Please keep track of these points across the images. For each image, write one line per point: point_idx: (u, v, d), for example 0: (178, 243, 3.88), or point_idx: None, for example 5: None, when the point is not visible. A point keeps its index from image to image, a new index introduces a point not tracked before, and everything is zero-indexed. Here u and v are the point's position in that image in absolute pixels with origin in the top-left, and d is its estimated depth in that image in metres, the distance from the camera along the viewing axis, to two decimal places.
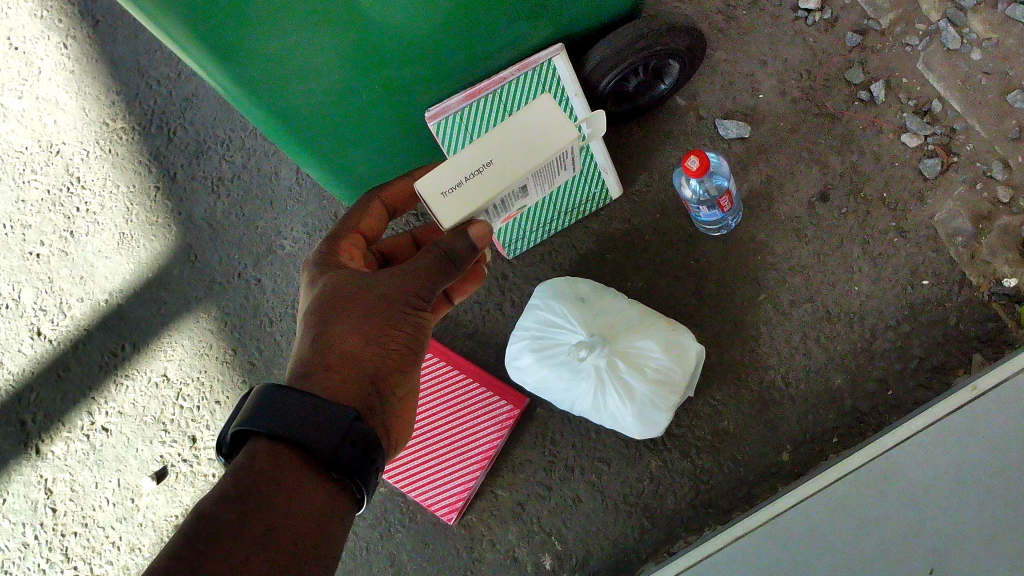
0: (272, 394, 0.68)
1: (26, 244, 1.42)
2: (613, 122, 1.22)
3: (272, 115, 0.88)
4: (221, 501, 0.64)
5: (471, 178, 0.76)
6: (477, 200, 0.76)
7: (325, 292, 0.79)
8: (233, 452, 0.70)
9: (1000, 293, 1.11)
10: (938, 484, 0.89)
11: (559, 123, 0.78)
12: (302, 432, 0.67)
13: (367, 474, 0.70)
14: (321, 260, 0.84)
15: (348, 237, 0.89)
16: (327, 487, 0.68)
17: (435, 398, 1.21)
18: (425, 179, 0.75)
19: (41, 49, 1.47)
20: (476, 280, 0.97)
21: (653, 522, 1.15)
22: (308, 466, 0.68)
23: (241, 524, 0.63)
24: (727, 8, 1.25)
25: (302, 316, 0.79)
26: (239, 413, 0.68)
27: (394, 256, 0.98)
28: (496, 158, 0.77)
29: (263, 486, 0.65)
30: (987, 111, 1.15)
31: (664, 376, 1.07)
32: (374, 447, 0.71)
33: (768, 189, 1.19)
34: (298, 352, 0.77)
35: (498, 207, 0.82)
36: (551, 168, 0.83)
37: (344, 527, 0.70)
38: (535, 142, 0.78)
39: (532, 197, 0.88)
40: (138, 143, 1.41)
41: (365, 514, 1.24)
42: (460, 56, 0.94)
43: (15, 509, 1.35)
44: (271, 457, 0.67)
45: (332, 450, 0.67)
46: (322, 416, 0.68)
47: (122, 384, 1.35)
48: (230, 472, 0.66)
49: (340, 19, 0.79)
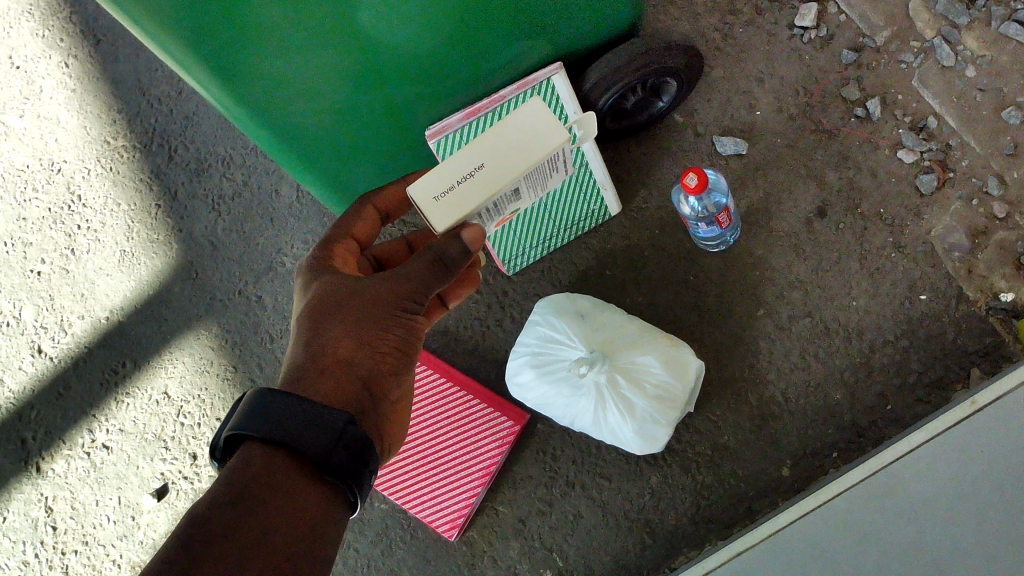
0: (265, 398, 0.68)
1: (27, 262, 1.43)
2: (612, 138, 1.23)
3: (272, 134, 0.89)
4: (216, 505, 0.65)
5: (462, 182, 0.77)
6: (469, 203, 0.77)
7: (317, 296, 0.79)
8: (227, 456, 0.71)
9: (998, 308, 1.12)
10: (936, 503, 0.89)
11: (549, 124, 0.79)
12: (295, 435, 0.67)
13: (360, 477, 0.70)
14: (314, 265, 0.85)
15: (342, 242, 0.89)
16: (320, 490, 0.68)
17: (435, 414, 1.22)
18: (417, 185, 0.76)
19: (42, 68, 1.48)
20: (471, 283, 0.97)
21: (654, 537, 1.16)
22: (301, 470, 0.68)
23: (235, 527, 0.64)
24: (724, 26, 1.26)
25: (296, 319, 0.80)
26: (232, 418, 0.69)
27: (388, 260, 0.98)
28: (487, 161, 0.77)
29: (257, 489, 0.66)
30: (983, 128, 1.16)
31: (665, 392, 1.08)
32: (368, 450, 0.71)
33: (766, 205, 1.20)
34: (292, 357, 0.78)
35: (491, 211, 0.82)
36: (543, 171, 0.83)
37: (341, 529, 0.70)
38: (527, 143, 0.78)
39: (524, 201, 0.88)
40: (138, 162, 1.42)
41: (367, 530, 1.25)
42: (459, 76, 0.96)
43: (15, 527, 1.35)
44: (264, 461, 0.67)
45: (324, 453, 0.67)
46: (315, 419, 0.68)
47: (122, 402, 1.35)
48: (225, 476, 0.67)
49: (342, 39, 0.80)
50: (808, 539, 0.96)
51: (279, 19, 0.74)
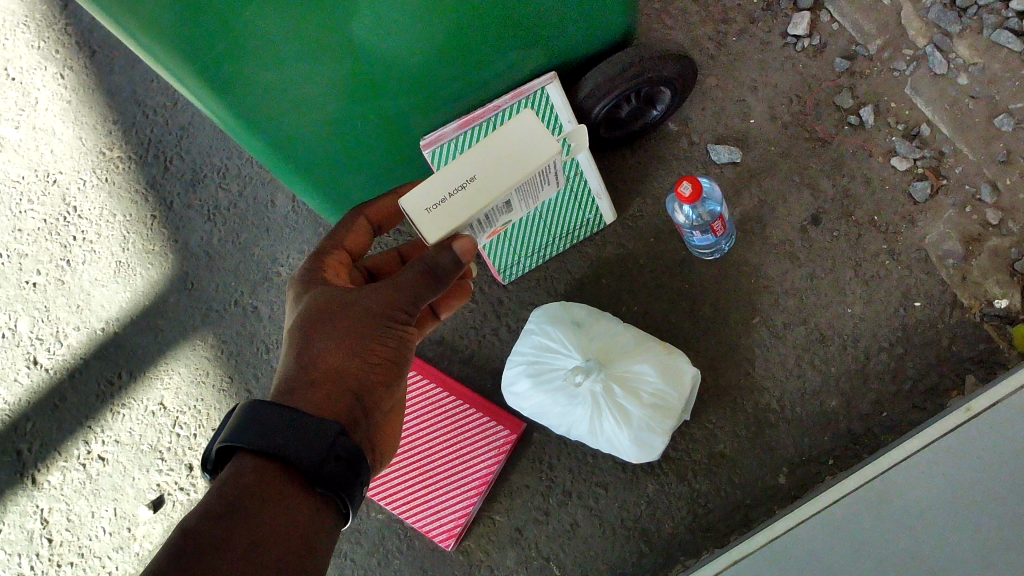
0: (256, 410, 0.68)
1: (22, 273, 1.42)
2: (606, 146, 1.24)
3: (266, 144, 0.89)
4: (206, 519, 0.65)
5: (454, 194, 0.77)
6: (461, 214, 0.77)
7: (309, 307, 0.79)
8: (219, 467, 0.71)
9: (992, 314, 1.12)
10: (931, 513, 0.88)
11: (540, 137, 0.79)
12: (285, 447, 0.67)
13: (353, 488, 0.69)
14: (306, 277, 0.85)
15: (334, 253, 0.90)
16: (312, 502, 0.68)
17: (431, 424, 1.22)
18: (409, 197, 0.76)
19: (38, 80, 1.48)
20: (462, 295, 0.98)
21: (651, 546, 1.16)
22: (293, 481, 0.68)
23: (226, 541, 0.64)
24: (717, 34, 1.27)
25: (288, 331, 0.80)
26: (224, 429, 0.69)
27: (381, 271, 0.98)
28: (479, 174, 0.78)
29: (247, 503, 0.66)
30: (975, 135, 1.16)
31: (661, 401, 1.08)
32: (360, 460, 0.70)
33: (761, 213, 1.21)
34: (283, 368, 0.78)
35: (482, 223, 0.82)
36: (534, 182, 0.83)
37: (332, 541, 0.70)
38: (519, 157, 0.79)
39: (517, 212, 0.88)
40: (135, 173, 1.42)
41: (363, 541, 1.24)
42: (455, 85, 0.96)
43: (11, 539, 1.34)
44: (256, 473, 0.67)
45: (316, 464, 0.67)
46: (307, 431, 0.68)
47: (119, 413, 1.35)
48: (216, 489, 0.67)
49: (338, 51, 0.80)
50: (807, 548, 0.96)
51: (273, 30, 0.74)
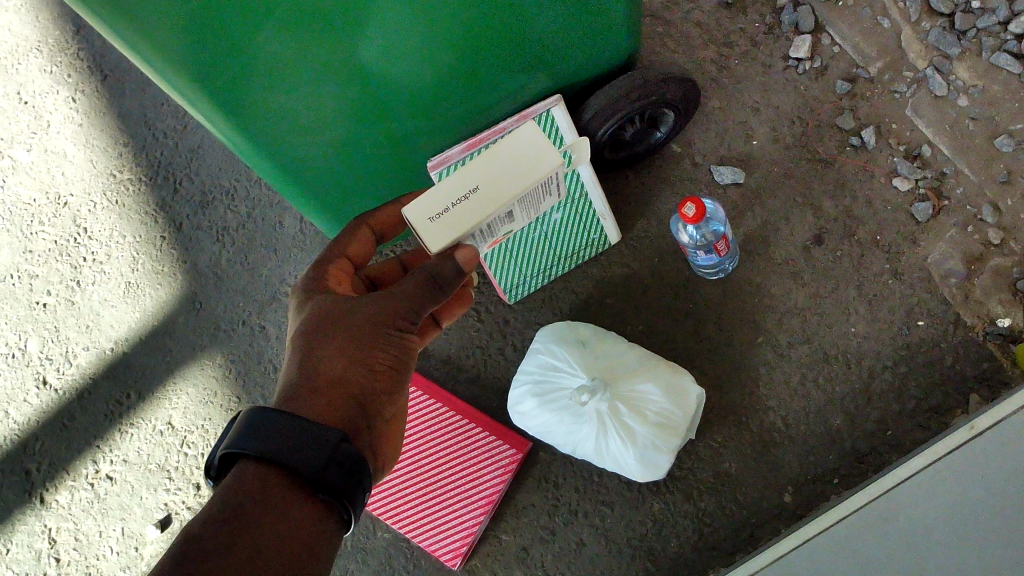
0: (258, 416, 0.69)
1: (32, 294, 1.44)
2: (610, 169, 1.25)
3: (274, 161, 0.90)
4: (210, 523, 0.65)
5: (458, 204, 0.77)
6: (464, 224, 0.77)
7: (312, 316, 0.80)
8: (222, 474, 0.71)
9: (995, 333, 1.13)
10: (935, 533, 0.88)
11: (543, 148, 0.78)
12: (288, 454, 0.67)
13: (354, 495, 0.70)
14: (309, 285, 0.85)
15: (336, 260, 0.90)
16: (313, 509, 0.69)
17: (438, 444, 1.23)
18: (413, 206, 0.76)
19: (50, 103, 1.51)
20: (463, 303, 1.00)
21: (657, 565, 1.17)
22: (295, 488, 0.68)
23: (229, 546, 0.64)
24: (720, 58, 1.29)
25: (290, 340, 0.80)
26: (227, 436, 0.69)
27: (382, 280, 0.98)
28: (482, 183, 0.77)
29: (249, 508, 0.66)
30: (976, 155, 1.18)
31: (665, 420, 1.09)
32: (361, 468, 0.71)
33: (764, 233, 1.22)
34: (286, 375, 0.78)
35: (484, 233, 0.82)
36: (536, 194, 0.83)
37: (333, 547, 0.70)
38: (522, 167, 0.78)
39: (517, 223, 0.87)
40: (145, 194, 1.44)
41: (370, 560, 1.25)
42: (462, 108, 0.97)
43: (18, 558, 1.35)
44: (258, 479, 0.68)
45: (317, 472, 0.67)
46: (307, 438, 0.68)
47: (127, 432, 1.36)
48: (219, 495, 0.67)
49: (351, 75, 0.82)
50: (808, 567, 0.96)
51: (285, 54, 0.75)
